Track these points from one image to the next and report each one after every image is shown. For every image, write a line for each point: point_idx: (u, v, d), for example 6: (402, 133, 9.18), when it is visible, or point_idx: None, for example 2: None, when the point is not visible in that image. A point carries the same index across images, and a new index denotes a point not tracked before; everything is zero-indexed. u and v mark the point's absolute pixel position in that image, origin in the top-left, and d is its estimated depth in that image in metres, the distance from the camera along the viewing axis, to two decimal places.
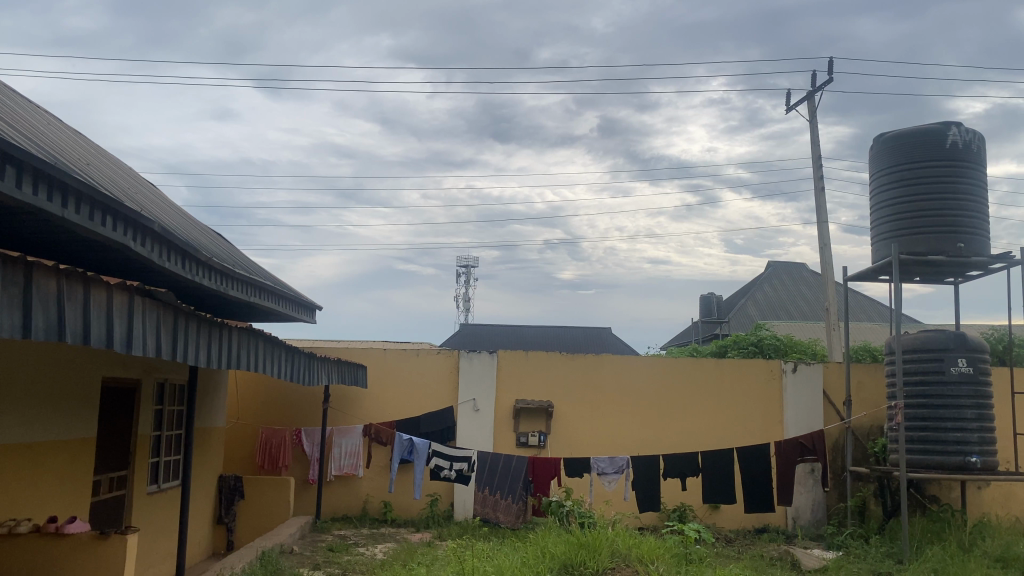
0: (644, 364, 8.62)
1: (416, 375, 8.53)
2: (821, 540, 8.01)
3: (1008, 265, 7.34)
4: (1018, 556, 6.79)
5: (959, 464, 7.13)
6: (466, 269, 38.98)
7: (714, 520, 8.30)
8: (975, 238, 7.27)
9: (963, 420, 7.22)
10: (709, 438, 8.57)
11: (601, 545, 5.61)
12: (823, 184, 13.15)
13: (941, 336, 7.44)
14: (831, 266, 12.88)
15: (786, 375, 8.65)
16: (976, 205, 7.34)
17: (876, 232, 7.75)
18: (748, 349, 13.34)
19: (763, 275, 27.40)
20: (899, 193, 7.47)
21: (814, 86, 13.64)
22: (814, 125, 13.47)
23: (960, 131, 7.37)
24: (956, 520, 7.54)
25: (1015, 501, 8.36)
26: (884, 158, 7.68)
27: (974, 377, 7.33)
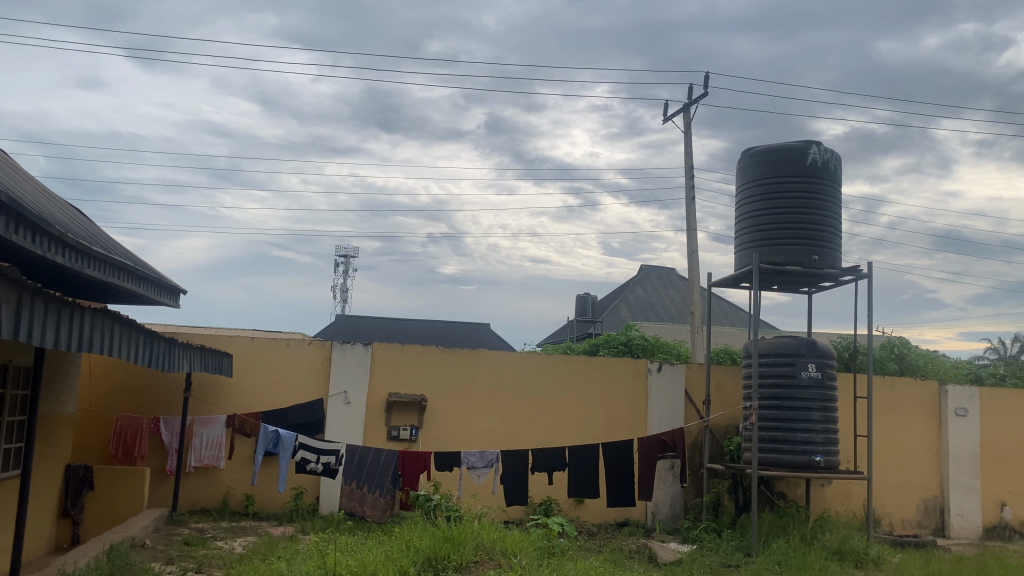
0: (517, 360, 8.73)
1: (286, 365, 8.31)
2: (677, 534, 8.36)
3: (857, 278, 7.88)
4: (853, 549, 7.31)
5: (805, 462, 7.62)
6: (345, 258, 38.36)
7: (578, 514, 8.50)
8: (828, 251, 7.75)
9: (810, 422, 7.70)
10: (576, 434, 8.78)
11: (466, 538, 5.65)
12: (695, 194, 13.75)
13: (795, 341, 7.89)
14: (698, 271, 13.47)
15: (652, 374, 8.95)
16: (831, 221, 7.84)
17: (740, 242, 8.14)
18: (617, 349, 13.78)
19: (636, 277, 28.36)
20: (763, 205, 7.88)
21: (691, 100, 14.25)
22: (689, 136, 14.07)
23: (820, 150, 7.84)
24: (800, 515, 8.03)
25: (852, 498, 8.99)
26: (750, 172, 8.07)
27: (822, 381, 7.83)
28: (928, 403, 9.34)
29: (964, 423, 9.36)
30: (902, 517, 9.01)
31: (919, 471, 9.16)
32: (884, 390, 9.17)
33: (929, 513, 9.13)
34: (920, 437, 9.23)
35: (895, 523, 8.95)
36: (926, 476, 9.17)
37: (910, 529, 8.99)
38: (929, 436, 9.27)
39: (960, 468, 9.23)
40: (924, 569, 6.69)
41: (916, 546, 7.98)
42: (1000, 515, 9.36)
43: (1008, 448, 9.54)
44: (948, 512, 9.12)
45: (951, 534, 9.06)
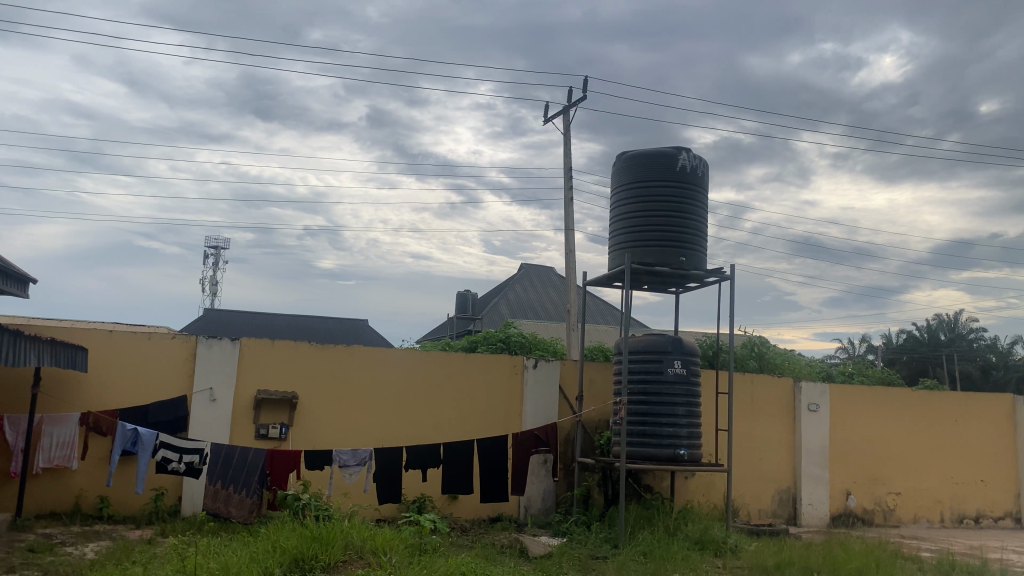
0: (392, 356, 8.65)
1: (147, 360, 7.91)
2: (548, 527, 8.51)
3: (721, 279, 8.25)
4: (713, 538, 7.67)
5: (670, 455, 7.92)
6: (216, 249, 36.90)
7: (451, 510, 8.49)
8: (694, 253, 8.08)
9: (675, 417, 8.01)
10: (452, 430, 8.78)
11: (335, 538, 5.54)
12: (573, 195, 14.03)
13: (662, 339, 8.18)
14: (575, 271, 13.75)
15: (527, 371, 9.08)
16: (698, 224, 8.17)
17: (612, 242, 8.37)
18: (496, 345, 13.85)
19: (516, 276, 28.68)
20: (635, 207, 8.12)
21: (571, 102, 14.55)
22: (568, 138, 14.34)
23: (689, 157, 8.16)
24: (665, 507, 8.34)
25: (713, 490, 9.42)
26: (624, 175, 8.30)
27: (687, 377, 8.16)
28: (783, 398, 9.90)
29: (815, 417, 9.98)
30: (758, 507, 9.50)
31: (774, 463, 9.69)
32: (744, 386, 9.65)
33: (783, 502, 9.68)
34: (776, 431, 9.77)
35: (752, 513, 9.44)
36: (781, 468, 9.72)
37: (765, 519, 9.50)
38: (784, 430, 9.82)
39: (811, 459, 9.83)
40: (776, 556, 7.08)
41: (770, 534, 8.44)
42: (846, 503, 10.03)
43: (854, 441, 10.23)
44: (800, 501, 9.69)
45: (802, 522, 9.63)
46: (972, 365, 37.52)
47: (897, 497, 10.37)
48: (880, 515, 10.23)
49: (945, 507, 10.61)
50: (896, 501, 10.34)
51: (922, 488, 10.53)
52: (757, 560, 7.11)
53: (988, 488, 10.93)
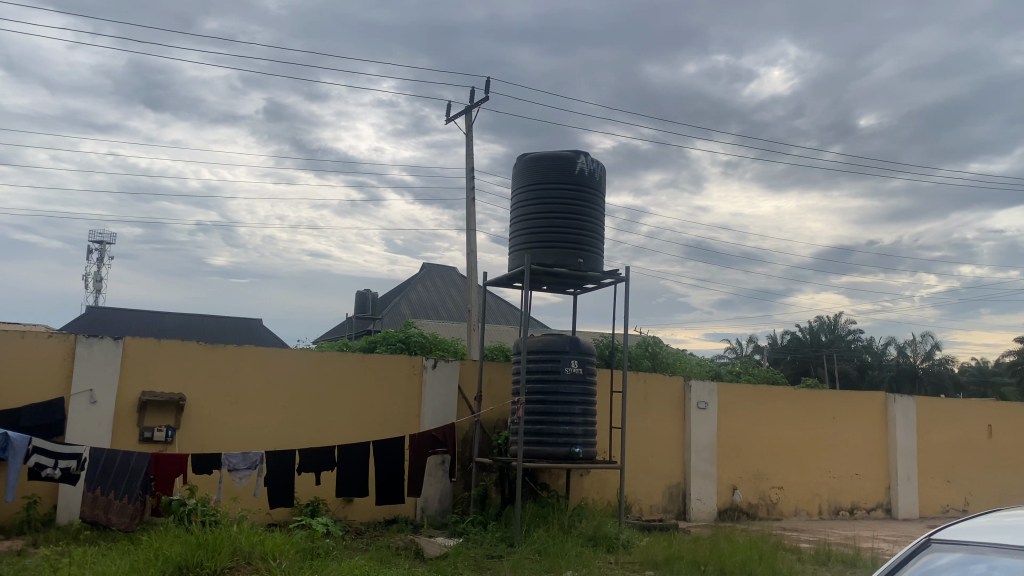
0: (286, 357, 8.45)
1: (20, 360, 7.45)
2: (444, 528, 8.50)
3: (617, 280, 8.43)
4: (606, 535, 7.83)
5: (565, 454, 8.05)
6: (101, 244, 35.16)
7: (346, 513, 8.36)
8: (592, 255, 8.23)
9: (572, 415, 8.14)
10: (348, 432, 8.64)
11: (222, 544, 5.37)
12: (474, 195, 14.06)
13: (559, 339, 8.30)
14: (476, 271, 13.78)
15: (425, 371, 9.03)
16: (595, 227, 8.33)
17: (512, 243, 8.43)
18: (395, 346, 13.69)
19: (417, 276, 28.49)
20: (534, 209, 8.21)
21: (473, 102, 14.59)
22: (470, 138, 14.35)
23: (587, 160, 8.31)
24: (560, 505, 8.47)
25: (607, 487, 9.62)
26: (524, 176, 8.37)
27: (583, 377, 8.29)
28: (675, 396, 10.22)
29: (704, 415, 10.33)
30: (650, 503, 9.76)
31: (665, 460, 9.97)
32: (638, 385, 9.90)
33: (673, 498, 9.98)
34: (667, 428, 10.06)
35: (644, 509, 9.68)
36: (672, 464, 10.02)
37: (656, 514, 9.77)
38: (675, 428, 10.13)
39: (700, 456, 10.17)
40: (665, 551, 7.30)
41: (660, 529, 8.69)
42: (732, 498, 10.42)
43: (740, 437, 10.65)
44: (689, 497, 10.02)
45: (691, 516, 9.95)
46: (848, 365, 39.72)
47: (779, 491, 10.85)
48: (763, 508, 10.68)
49: (823, 500, 11.17)
50: (778, 494, 10.82)
51: (802, 482, 11.05)
52: (648, 554, 7.31)
53: (862, 481, 11.58)
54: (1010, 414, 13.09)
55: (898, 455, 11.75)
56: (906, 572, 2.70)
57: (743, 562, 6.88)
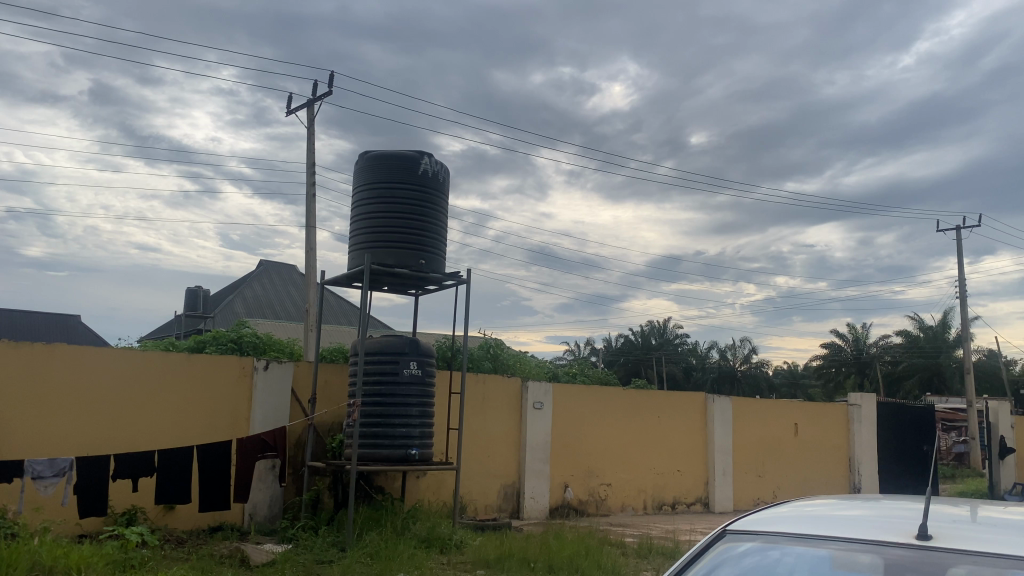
0: (105, 356, 7.90)
1: None
2: (273, 534, 8.23)
3: (457, 283, 8.48)
4: (440, 536, 7.86)
5: (401, 455, 8.02)
6: None
7: (166, 522, 7.92)
8: (433, 256, 8.25)
9: (408, 417, 8.11)
10: (170, 437, 8.19)
11: (20, 558, 4.94)
12: (315, 191, 13.72)
13: (398, 340, 8.24)
14: (314, 269, 13.44)
15: (257, 373, 8.71)
16: (437, 228, 8.36)
17: (352, 241, 8.29)
18: (227, 346, 13.10)
19: (253, 273, 27.44)
20: (376, 208, 8.11)
21: (316, 97, 14.24)
22: (312, 133, 13.99)
23: (431, 162, 8.32)
24: (394, 507, 8.42)
25: (443, 488, 9.66)
26: (366, 174, 8.26)
27: (421, 378, 8.28)
28: (511, 397, 10.40)
29: (540, 415, 10.58)
30: (485, 503, 9.88)
31: (500, 460, 10.13)
32: (476, 386, 10.00)
33: (507, 497, 10.15)
34: (503, 429, 10.22)
35: (479, 509, 9.78)
36: (507, 464, 10.19)
37: (491, 513, 9.90)
38: (511, 428, 10.31)
39: (535, 455, 10.41)
40: (497, 550, 7.42)
41: (493, 528, 8.82)
42: (564, 496, 10.74)
43: (573, 437, 11.00)
44: (523, 495, 10.22)
45: (524, 515, 10.16)
46: (676, 368, 42.43)
47: (608, 488, 11.29)
48: (593, 504, 11.07)
49: (647, 495, 11.73)
50: (607, 491, 11.26)
51: (630, 479, 11.56)
52: (480, 554, 7.41)
53: (684, 477, 12.26)
54: (812, 414, 14.28)
55: (716, 452, 12.53)
56: (703, 562, 2.88)
57: (571, 558, 7.09)
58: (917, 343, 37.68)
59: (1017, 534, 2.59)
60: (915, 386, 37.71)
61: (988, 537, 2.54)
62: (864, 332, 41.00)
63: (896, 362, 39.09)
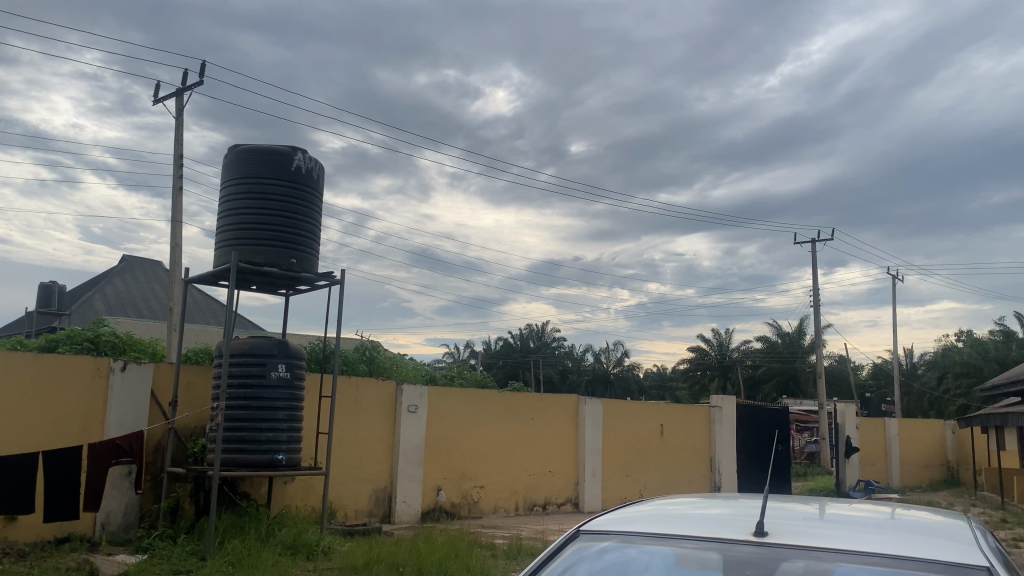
0: None
1: None
2: (128, 544, 7.81)
3: (330, 283, 8.33)
4: (306, 541, 7.69)
5: (268, 461, 7.80)
6: None
7: (6, 534, 7.35)
8: (305, 256, 8.06)
9: (276, 421, 7.90)
10: (13, 442, 7.60)
11: None
12: (182, 185, 13.14)
13: (266, 342, 8.00)
14: (179, 265, 12.86)
15: (114, 374, 8.24)
16: (310, 226, 8.17)
17: (219, 238, 7.98)
18: (82, 346, 12.34)
19: (115, 268, 26.00)
20: (246, 204, 7.84)
21: (185, 86, 13.67)
22: (180, 123, 13.40)
23: (305, 158, 8.14)
24: (259, 514, 8.17)
25: (312, 493, 9.46)
26: (236, 169, 7.97)
27: (290, 381, 8.07)
28: (384, 400, 10.30)
29: (414, 419, 10.51)
30: (355, 508, 9.71)
31: (372, 465, 10.00)
32: (349, 388, 9.84)
33: (379, 501, 10.03)
34: (376, 432, 10.09)
35: (349, 514, 9.62)
36: (378, 468, 10.07)
37: (361, 518, 9.75)
38: (384, 432, 10.20)
39: (408, 459, 10.33)
40: (366, 555, 7.32)
41: (363, 533, 8.70)
42: (436, 499, 10.71)
43: (446, 440, 10.99)
44: (394, 499, 10.13)
45: (395, 518, 10.07)
46: (553, 370, 43.16)
47: (481, 490, 11.35)
48: (465, 507, 11.10)
49: (519, 497, 11.86)
50: (479, 494, 11.31)
51: (502, 481, 11.66)
52: (348, 559, 7.28)
53: (555, 478, 12.47)
54: (678, 415, 14.85)
55: (586, 453, 12.81)
56: (556, 562, 2.94)
57: (440, 561, 7.07)
58: (775, 348, 39.85)
59: (844, 529, 2.78)
60: (773, 389, 39.91)
61: (816, 532, 2.72)
62: (728, 337, 42.99)
63: (756, 367, 41.23)
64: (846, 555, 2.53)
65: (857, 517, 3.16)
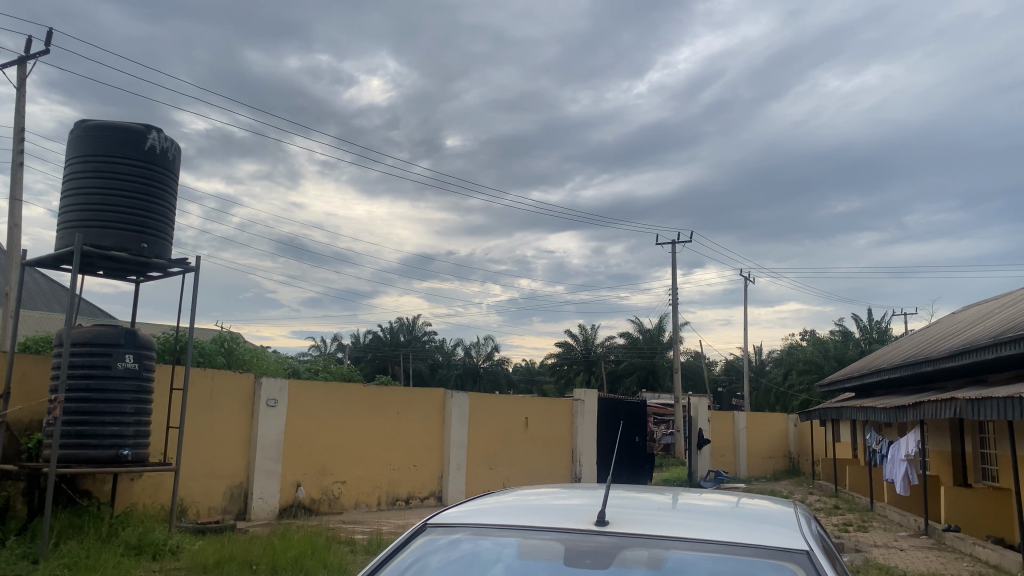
0: None
1: None
2: None
3: (185, 270, 7.95)
4: (153, 541, 7.32)
5: (112, 456, 7.36)
6: None
7: None
8: (157, 240, 7.66)
9: (121, 415, 7.47)
10: None
11: None
12: (22, 160, 12.19)
13: (112, 331, 7.53)
14: (17, 247, 11.92)
15: None
16: (164, 210, 7.78)
17: (61, 219, 7.45)
18: None
19: None
20: (92, 183, 7.36)
21: (28, 54, 12.70)
22: (21, 94, 12.42)
23: (159, 137, 7.73)
24: (101, 513, 7.70)
25: (161, 490, 9.03)
26: (82, 145, 7.47)
27: (138, 373, 7.66)
28: (242, 393, 9.94)
29: (273, 412, 10.21)
30: (208, 505, 9.33)
31: (227, 460, 9.63)
32: (203, 380, 9.43)
33: (234, 498, 9.67)
34: (233, 426, 9.74)
35: (201, 511, 9.21)
36: (234, 463, 9.71)
37: (215, 516, 9.37)
38: (240, 426, 9.84)
39: (265, 454, 10.03)
40: (217, 553, 7.03)
41: (215, 531, 8.37)
42: (295, 495, 10.47)
43: (308, 434, 10.74)
44: (250, 496, 9.80)
45: (251, 515, 9.74)
46: (422, 364, 42.93)
47: (342, 485, 11.17)
48: (325, 503, 10.89)
49: (382, 491, 11.74)
50: (340, 489, 11.13)
51: (364, 476, 11.51)
52: (197, 559, 6.98)
53: (419, 472, 12.42)
54: (541, 409, 15.11)
55: (451, 447, 12.82)
56: (403, 554, 2.92)
57: (295, 558, 6.90)
58: (637, 344, 41.25)
59: (679, 517, 2.91)
60: (634, 383, 41.29)
61: (652, 521, 2.83)
62: (593, 333, 44.10)
63: (619, 362, 42.54)
64: (679, 542, 2.64)
65: (705, 507, 3.30)
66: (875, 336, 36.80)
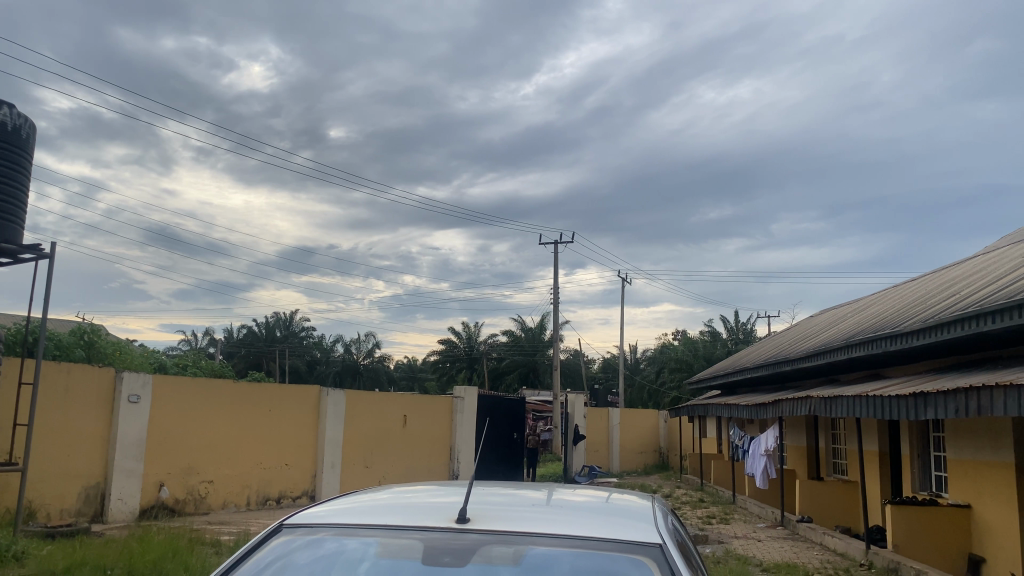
0: None
1: None
2: None
3: (38, 257, 7.44)
4: None
5: None
6: None
7: None
8: (7, 224, 7.14)
9: None
10: None
11: None
12: None
13: None
14: None
15: None
16: (16, 191, 7.25)
17: None
18: None
19: None
20: None
21: None
22: None
23: (11, 114, 7.21)
24: None
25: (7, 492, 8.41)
26: None
27: None
28: (102, 389, 9.39)
29: (135, 409, 9.71)
30: (60, 508, 8.76)
31: (83, 460, 9.08)
32: (58, 375, 8.86)
33: (89, 499, 9.12)
34: (90, 424, 9.19)
35: (51, 514, 8.65)
36: (91, 463, 9.17)
37: (67, 518, 8.81)
38: (98, 424, 9.30)
39: (126, 453, 9.53)
40: (69, 557, 6.63)
41: (68, 535, 7.88)
42: (158, 495, 9.99)
43: (172, 432, 10.27)
44: (108, 497, 9.29)
45: (109, 517, 9.23)
46: (299, 361, 41.91)
47: (209, 485, 10.75)
48: (190, 504, 10.45)
49: (251, 491, 11.39)
50: (207, 489, 10.71)
51: (232, 475, 11.12)
52: (46, 564, 6.54)
53: (291, 470, 12.10)
54: (419, 407, 15.04)
55: (326, 445, 12.57)
56: (260, 554, 2.83)
57: (155, 561, 6.60)
58: (519, 342, 41.73)
59: (539, 514, 2.94)
60: (515, 380, 41.75)
61: (513, 517, 2.85)
62: (475, 330, 44.31)
63: (500, 359, 42.94)
64: (539, 538, 2.67)
65: (577, 502, 3.36)
66: (740, 336, 38.73)
